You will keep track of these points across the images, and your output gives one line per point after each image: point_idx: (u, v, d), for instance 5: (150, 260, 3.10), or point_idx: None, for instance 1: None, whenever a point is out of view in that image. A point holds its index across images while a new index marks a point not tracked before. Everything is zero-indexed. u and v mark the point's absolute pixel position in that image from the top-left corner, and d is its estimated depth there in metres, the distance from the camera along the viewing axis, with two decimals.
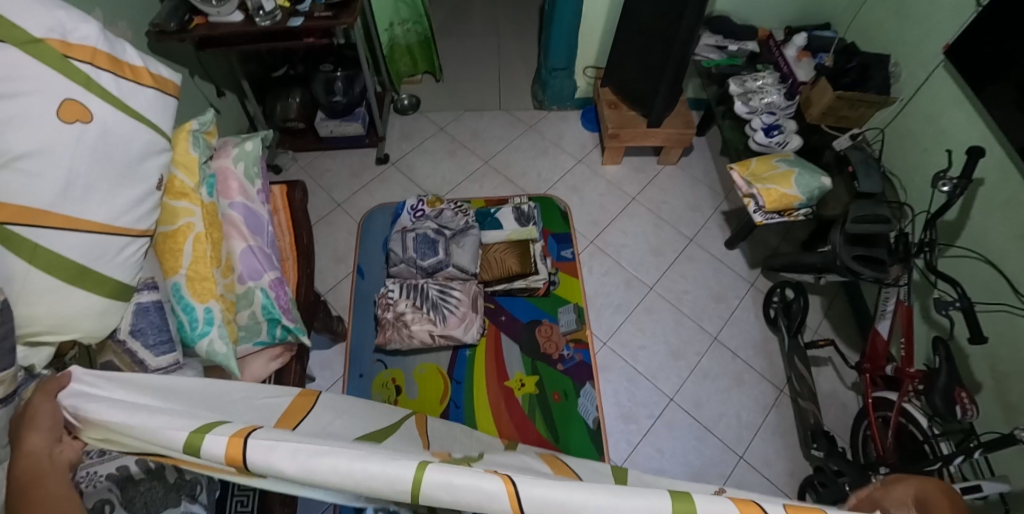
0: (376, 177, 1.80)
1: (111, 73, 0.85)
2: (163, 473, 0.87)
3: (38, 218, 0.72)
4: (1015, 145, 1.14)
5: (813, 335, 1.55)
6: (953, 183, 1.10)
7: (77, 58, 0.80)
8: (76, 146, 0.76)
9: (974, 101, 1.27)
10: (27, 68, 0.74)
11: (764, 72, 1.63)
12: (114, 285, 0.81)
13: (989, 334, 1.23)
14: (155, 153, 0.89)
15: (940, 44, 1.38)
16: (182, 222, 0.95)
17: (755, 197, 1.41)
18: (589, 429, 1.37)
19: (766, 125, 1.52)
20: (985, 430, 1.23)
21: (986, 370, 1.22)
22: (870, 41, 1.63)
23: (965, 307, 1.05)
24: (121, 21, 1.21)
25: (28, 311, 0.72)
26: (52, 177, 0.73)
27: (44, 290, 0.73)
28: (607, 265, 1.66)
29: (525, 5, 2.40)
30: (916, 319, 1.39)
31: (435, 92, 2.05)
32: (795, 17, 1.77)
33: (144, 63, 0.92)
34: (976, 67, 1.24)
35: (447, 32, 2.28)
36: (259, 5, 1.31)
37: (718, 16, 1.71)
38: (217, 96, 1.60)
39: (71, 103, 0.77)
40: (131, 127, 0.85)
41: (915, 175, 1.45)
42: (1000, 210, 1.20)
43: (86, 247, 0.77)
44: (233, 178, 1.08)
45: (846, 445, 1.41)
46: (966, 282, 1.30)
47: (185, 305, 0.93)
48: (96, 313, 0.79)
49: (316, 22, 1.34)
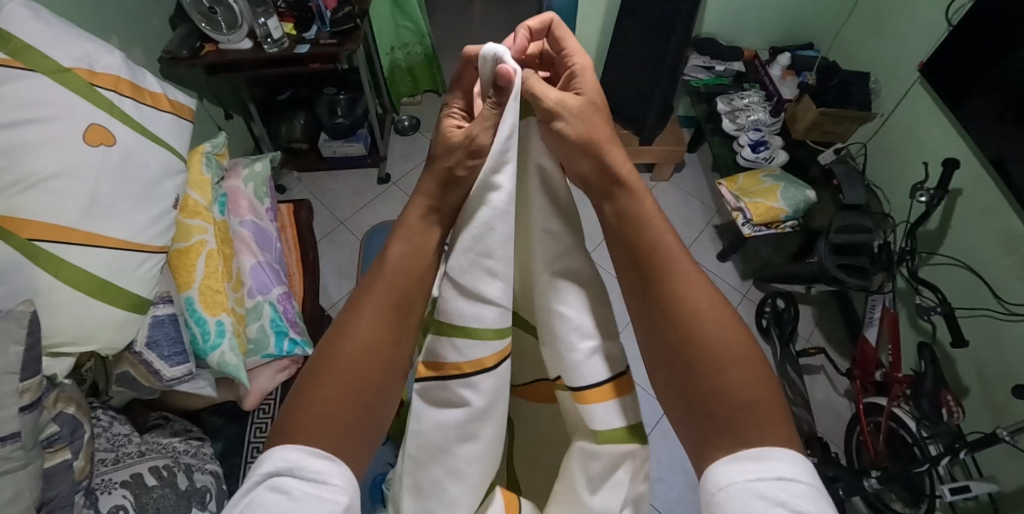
0: (377, 196, 1.85)
1: (132, 100, 0.90)
2: (174, 480, 0.91)
3: (64, 234, 0.77)
4: (990, 155, 1.19)
5: (805, 344, 1.59)
6: (930, 193, 1.16)
7: (101, 86, 0.86)
8: (100, 167, 0.81)
9: (949, 116, 1.33)
10: (55, 95, 0.79)
11: (750, 91, 1.70)
12: (133, 298, 0.85)
13: (972, 338, 1.28)
14: (172, 174, 0.94)
15: (916, 61, 1.45)
16: (196, 238, 0.99)
17: (743, 210, 1.46)
18: None
19: (753, 141, 1.59)
20: (972, 431, 1.27)
21: (972, 374, 1.27)
22: (850, 59, 1.71)
23: (947, 313, 1.11)
24: (136, 48, 1.28)
25: (52, 323, 0.78)
26: (78, 196, 0.78)
27: (67, 304, 0.78)
28: (603, 279, 1.70)
29: (521, 28, 2.49)
30: (903, 324, 1.43)
31: (435, 113, 2.12)
32: (779, 38, 1.84)
33: (162, 89, 0.98)
34: (951, 83, 1.30)
35: (446, 55, 2.36)
36: (268, 33, 1.38)
37: (704, 38, 1.79)
38: (226, 119, 1.66)
39: (96, 128, 0.82)
40: (149, 149, 0.90)
41: (897, 187, 1.51)
42: (979, 218, 1.25)
43: (107, 263, 0.81)
44: (243, 197, 1.13)
45: (840, 451, 1.45)
46: (948, 289, 1.35)
47: (198, 318, 0.97)
48: (115, 325, 0.83)
49: (322, 48, 1.40)
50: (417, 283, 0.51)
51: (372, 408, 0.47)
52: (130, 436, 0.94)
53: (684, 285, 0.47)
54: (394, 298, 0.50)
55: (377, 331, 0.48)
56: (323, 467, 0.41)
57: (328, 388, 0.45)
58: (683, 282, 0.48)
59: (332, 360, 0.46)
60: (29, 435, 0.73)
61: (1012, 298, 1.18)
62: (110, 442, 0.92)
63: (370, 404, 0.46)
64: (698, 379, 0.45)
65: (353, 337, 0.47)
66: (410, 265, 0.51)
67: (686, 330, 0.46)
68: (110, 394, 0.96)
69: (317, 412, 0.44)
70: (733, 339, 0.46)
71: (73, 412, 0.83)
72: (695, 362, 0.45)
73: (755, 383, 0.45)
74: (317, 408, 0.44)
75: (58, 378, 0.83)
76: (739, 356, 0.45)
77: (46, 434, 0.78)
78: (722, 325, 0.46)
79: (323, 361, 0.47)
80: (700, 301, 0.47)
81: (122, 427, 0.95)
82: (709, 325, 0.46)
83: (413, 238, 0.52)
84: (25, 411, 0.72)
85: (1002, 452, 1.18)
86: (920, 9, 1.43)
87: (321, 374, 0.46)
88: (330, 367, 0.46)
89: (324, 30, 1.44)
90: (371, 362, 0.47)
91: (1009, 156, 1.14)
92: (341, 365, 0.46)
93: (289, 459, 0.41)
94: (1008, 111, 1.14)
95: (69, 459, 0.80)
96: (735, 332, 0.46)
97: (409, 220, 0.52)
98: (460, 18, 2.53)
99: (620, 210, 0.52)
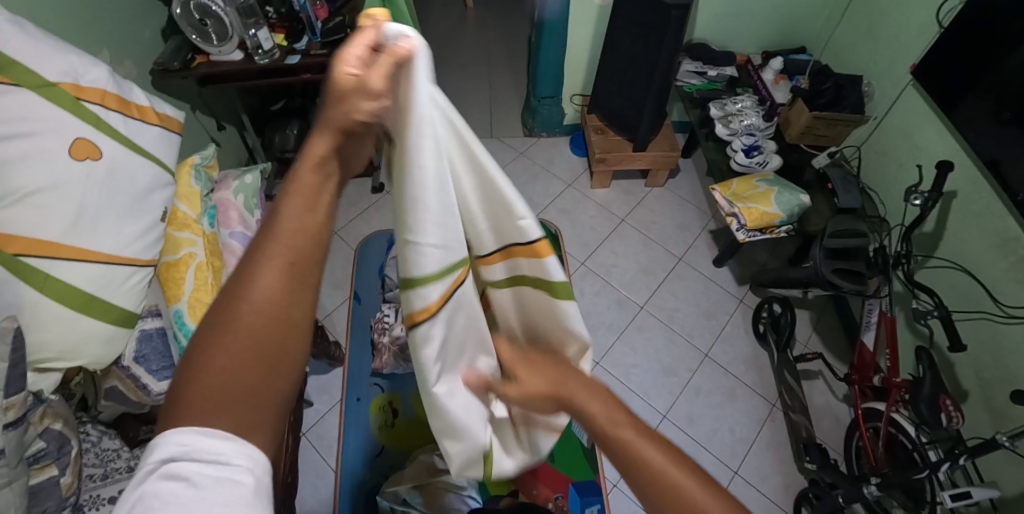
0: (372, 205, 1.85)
1: (119, 113, 0.90)
2: None
3: (50, 249, 0.76)
4: (984, 157, 1.19)
5: (803, 349, 1.58)
6: (924, 196, 1.15)
7: (88, 100, 0.86)
8: (86, 181, 0.81)
9: (943, 119, 1.33)
10: (41, 109, 0.79)
11: (743, 96, 1.70)
12: (120, 312, 0.85)
13: (970, 341, 1.27)
14: (159, 187, 0.94)
15: (909, 64, 1.44)
16: (184, 252, 0.98)
17: (737, 215, 1.45)
18: (583, 448, 1.39)
19: (746, 146, 1.59)
20: (972, 436, 1.26)
21: (971, 377, 1.25)
22: (843, 62, 1.71)
23: (943, 317, 1.10)
24: (127, 61, 1.28)
25: (37, 339, 0.77)
26: (64, 211, 0.78)
27: (52, 319, 0.77)
28: (598, 286, 1.69)
29: (514, 35, 2.49)
30: (902, 329, 1.42)
31: None
32: (771, 42, 1.84)
33: (149, 102, 0.97)
34: (944, 85, 1.30)
35: (439, 63, 2.37)
36: (258, 44, 1.38)
37: (697, 43, 1.79)
38: (218, 130, 1.66)
39: (82, 141, 0.82)
40: (137, 162, 0.90)
41: (892, 190, 1.50)
42: (975, 220, 1.25)
43: (94, 277, 0.81)
44: (233, 208, 1.13)
45: (840, 457, 1.44)
46: (945, 292, 1.34)
47: (186, 331, 0.96)
48: (102, 340, 0.83)
49: (313, 59, 1.41)
50: (318, 233, 0.50)
51: (281, 362, 0.47)
52: (120, 451, 0.92)
53: (625, 435, 0.47)
54: (294, 251, 0.48)
55: (282, 291, 0.47)
56: (224, 448, 0.42)
57: (225, 356, 0.45)
58: (616, 426, 0.48)
59: (230, 327, 0.45)
60: (13, 452, 0.72)
61: (1010, 301, 1.17)
62: (99, 457, 0.90)
63: (279, 359, 0.47)
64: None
65: (252, 302, 0.46)
66: (308, 220, 0.49)
67: (644, 479, 0.45)
68: (100, 409, 0.95)
69: (220, 377, 0.44)
70: (687, 472, 0.45)
71: (60, 428, 0.82)
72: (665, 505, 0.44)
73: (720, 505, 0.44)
74: (219, 372, 0.44)
75: (45, 394, 0.83)
76: (692, 483, 0.45)
77: (31, 451, 0.77)
78: (674, 463, 0.45)
79: (215, 327, 0.46)
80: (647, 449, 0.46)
81: (112, 443, 0.93)
82: (661, 464, 0.45)
83: (311, 187, 0.50)
84: (11, 428, 0.71)
85: (1004, 456, 1.17)
86: (911, 12, 1.43)
87: (218, 340, 0.45)
88: (229, 334, 0.45)
89: (316, 41, 1.44)
90: (273, 323, 0.46)
91: (1004, 157, 1.14)
92: (240, 331, 0.45)
93: (184, 444, 0.42)
94: (1003, 112, 1.13)
95: (57, 476, 0.79)
96: (684, 462, 0.46)
97: (307, 170, 0.50)
98: (453, 27, 2.54)
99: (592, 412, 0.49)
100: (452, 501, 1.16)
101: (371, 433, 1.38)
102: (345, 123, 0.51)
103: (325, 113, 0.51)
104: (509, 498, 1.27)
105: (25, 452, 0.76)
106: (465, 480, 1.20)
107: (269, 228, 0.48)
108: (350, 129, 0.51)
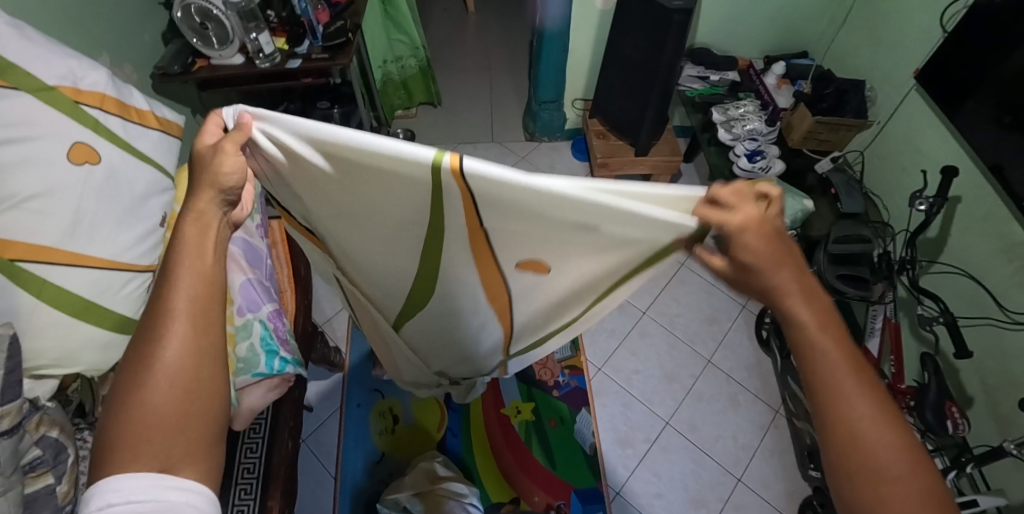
0: None
1: (118, 117, 0.90)
2: None
3: (46, 254, 0.76)
4: (988, 162, 1.18)
5: None
6: (929, 201, 1.14)
7: (87, 104, 0.85)
8: (84, 186, 0.80)
9: (948, 124, 1.32)
10: (39, 113, 0.78)
11: (746, 100, 1.69)
12: (118, 318, 0.84)
13: (975, 347, 1.26)
14: (159, 192, 0.93)
15: (912, 69, 1.44)
16: None
17: None
18: (586, 454, 1.38)
19: (749, 151, 1.58)
20: (978, 443, 1.24)
21: (976, 384, 1.24)
22: (845, 67, 1.70)
23: (948, 323, 1.09)
24: (127, 65, 1.27)
25: (33, 346, 0.76)
26: (61, 216, 0.77)
27: (48, 325, 0.76)
28: None
29: (515, 40, 2.49)
30: (906, 335, 1.41)
31: (430, 126, 2.12)
32: (773, 47, 1.84)
33: (149, 106, 0.97)
34: (948, 89, 1.29)
35: (440, 67, 2.36)
36: (259, 47, 1.37)
37: (699, 48, 1.78)
38: None
39: (80, 146, 0.81)
40: (135, 167, 0.89)
41: (895, 195, 1.49)
42: (979, 225, 1.24)
43: (91, 283, 0.80)
44: None
45: None
46: (950, 297, 1.33)
47: None
48: (100, 346, 0.82)
49: (313, 63, 1.40)
50: (211, 275, 0.55)
51: (201, 395, 0.52)
52: None
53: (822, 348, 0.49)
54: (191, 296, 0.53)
55: (186, 334, 0.52)
56: (163, 490, 0.48)
57: (154, 406, 0.49)
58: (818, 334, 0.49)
59: (149, 375, 0.50)
60: (7, 461, 0.71)
61: (1015, 306, 1.16)
62: None
63: (201, 391, 0.52)
64: (846, 454, 0.47)
65: (162, 348, 0.51)
66: (202, 267, 0.54)
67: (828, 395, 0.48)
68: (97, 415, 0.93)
69: (151, 416, 0.49)
70: (864, 389, 0.48)
71: (56, 435, 0.81)
72: (836, 431, 0.48)
73: (904, 446, 0.47)
74: (153, 419, 0.49)
75: (41, 401, 0.81)
76: (866, 403, 0.47)
77: (26, 459, 0.76)
78: (858, 387, 0.48)
79: (134, 381, 0.50)
80: (838, 370, 0.48)
81: None
82: (850, 384, 0.48)
83: (195, 238, 0.55)
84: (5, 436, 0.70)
85: (1010, 464, 1.15)
86: (914, 16, 1.42)
87: (139, 390, 0.50)
88: (147, 385, 0.50)
89: (317, 45, 1.43)
90: (187, 361, 0.51)
91: (1008, 162, 1.13)
92: (158, 381, 0.50)
93: (119, 492, 0.47)
94: (1007, 116, 1.13)
95: (52, 485, 0.78)
96: (870, 385, 0.48)
97: (188, 224, 0.55)
98: (453, 32, 2.54)
99: (798, 319, 0.50)
100: (452, 508, 1.15)
101: (371, 439, 1.37)
102: (222, 184, 0.57)
103: (194, 180, 0.57)
104: (510, 506, 1.27)
105: (20, 460, 0.74)
106: (465, 488, 1.19)
107: (166, 275, 0.53)
108: (222, 189, 0.57)
